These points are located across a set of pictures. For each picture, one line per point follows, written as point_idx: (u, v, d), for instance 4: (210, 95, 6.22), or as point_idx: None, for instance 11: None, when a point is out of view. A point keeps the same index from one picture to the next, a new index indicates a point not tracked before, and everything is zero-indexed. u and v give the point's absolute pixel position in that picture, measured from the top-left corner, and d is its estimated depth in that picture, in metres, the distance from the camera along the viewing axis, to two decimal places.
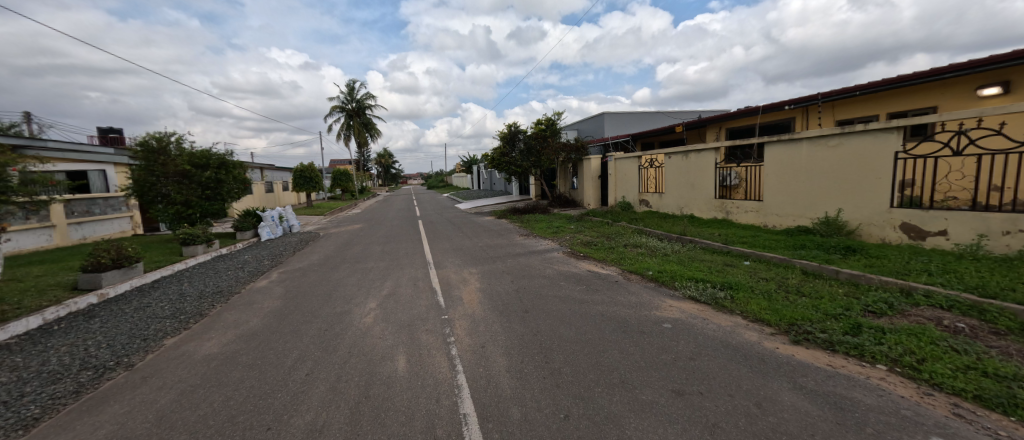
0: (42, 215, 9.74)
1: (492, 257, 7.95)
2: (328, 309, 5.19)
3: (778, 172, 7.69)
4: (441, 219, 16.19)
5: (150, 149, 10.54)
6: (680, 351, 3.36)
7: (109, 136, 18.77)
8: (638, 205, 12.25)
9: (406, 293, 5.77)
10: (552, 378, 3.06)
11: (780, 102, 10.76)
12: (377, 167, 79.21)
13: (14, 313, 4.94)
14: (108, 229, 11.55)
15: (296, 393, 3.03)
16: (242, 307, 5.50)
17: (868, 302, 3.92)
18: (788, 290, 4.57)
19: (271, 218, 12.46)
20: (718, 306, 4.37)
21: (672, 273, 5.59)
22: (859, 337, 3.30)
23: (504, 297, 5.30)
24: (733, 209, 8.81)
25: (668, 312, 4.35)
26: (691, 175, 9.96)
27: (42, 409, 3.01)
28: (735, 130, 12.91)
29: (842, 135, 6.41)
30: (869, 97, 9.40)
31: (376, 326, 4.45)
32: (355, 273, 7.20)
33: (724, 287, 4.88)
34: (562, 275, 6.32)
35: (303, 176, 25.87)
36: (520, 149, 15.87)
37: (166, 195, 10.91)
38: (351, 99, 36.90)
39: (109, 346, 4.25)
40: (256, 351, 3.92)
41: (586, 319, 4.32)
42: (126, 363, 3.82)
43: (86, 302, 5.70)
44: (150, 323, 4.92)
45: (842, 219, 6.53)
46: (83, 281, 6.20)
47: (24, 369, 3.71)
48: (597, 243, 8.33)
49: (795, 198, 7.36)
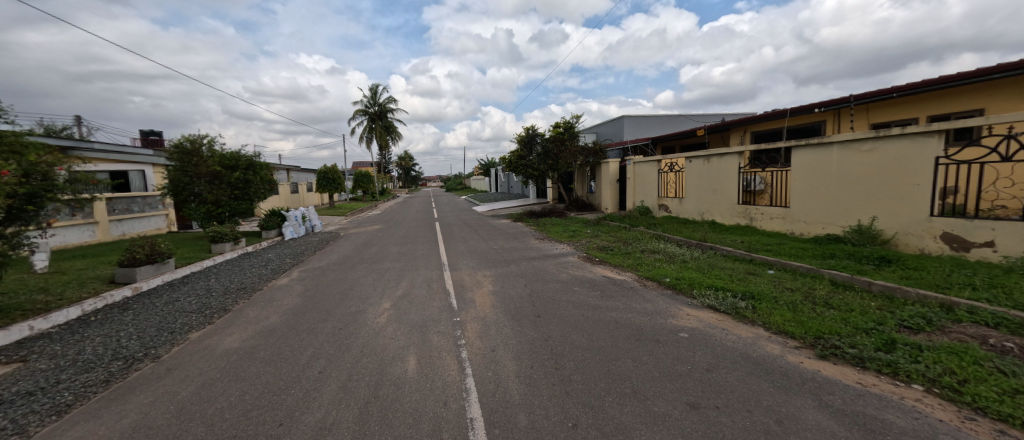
0: (86, 213, 10.38)
1: (507, 260, 7.93)
2: (344, 308, 5.30)
3: (805, 178, 7.29)
4: (458, 221, 16.30)
5: (185, 151, 11.11)
6: (697, 362, 3.24)
7: (150, 138, 19.80)
8: (657, 209, 11.92)
9: (420, 294, 5.82)
10: (562, 385, 3.00)
11: (809, 104, 10.31)
12: (398, 169, 81.20)
13: (57, 304, 5.28)
14: (145, 226, 12.22)
15: (309, 390, 3.10)
16: (262, 303, 5.69)
17: (903, 316, 3.65)
18: (815, 301, 4.33)
19: (294, 217, 12.89)
20: (738, 316, 4.18)
21: (690, 281, 5.41)
22: (893, 354, 3.09)
23: (517, 301, 5.27)
24: (757, 215, 8.40)
25: (685, 320, 4.19)
26: (713, 180, 9.66)
27: (74, 397, 3.18)
28: (761, 134, 12.43)
29: (876, 139, 6.03)
30: (908, 99, 8.90)
31: (389, 326, 4.51)
32: (371, 273, 7.33)
33: (745, 297, 4.67)
34: (576, 280, 6.23)
35: (326, 177, 26.66)
36: (538, 153, 15.83)
37: (198, 194, 11.44)
38: (374, 103, 37.95)
39: (139, 337, 4.46)
40: (273, 348, 4.04)
41: (599, 325, 4.23)
42: (153, 355, 4.00)
43: (121, 295, 6.00)
44: (178, 317, 5.15)
45: (876, 228, 6.09)
46: (119, 274, 6.48)
47: (62, 357, 3.94)
48: (614, 248, 8.17)
49: (824, 205, 6.94)
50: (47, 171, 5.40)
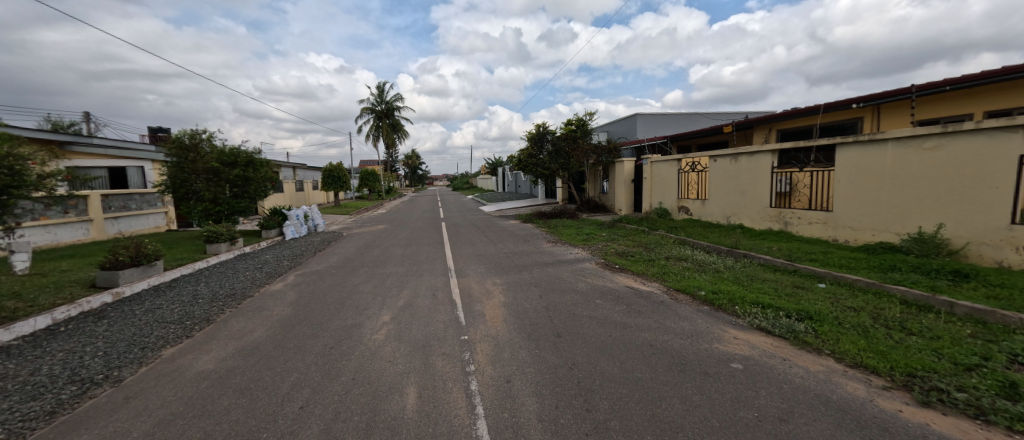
0: (80, 210, 9.98)
1: (518, 266, 7.32)
2: (338, 321, 4.72)
3: (851, 179, 6.54)
4: (465, 222, 15.72)
5: (182, 146, 10.65)
6: (764, 407, 2.59)
7: (157, 135, 19.52)
8: (677, 212, 11.20)
9: (424, 305, 5.24)
10: (598, 436, 2.38)
11: (845, 100, 9.55)
12: (405, 168, 81.09)
13: (25, 312, 4.78)
14: (144, 224, 11.86)
15: (284, 434, 2.51)
16: (250, 313, 5.14)
17: (1014, 350, 2.96)
18: (889, 325, 3.65)
19: (296, 217, 12.43)
20: (799, 342, 3.52)
21: (730, 295, 4.74)
22: (1022, 404, 2.41)
23: (532, 316, 4.66)
24: (793, 220, 7.66)
25: (734, 346, 3.54)
26: (741, 181, 8.95)
27: (5, 435, 2.63)
28: (789, 132, 11.62)
29: (943, 135, 5.29)
30: (961, 93, 8.09)
31: (387, 346, 3.92)
32: (372, 279, 6.77)
33: (801, 318, 3.99)
34: (597, 291, 5.57)
35: (331, 175, 26.32)
36: (548, 151, 15.17)
37: (197, 191, 11.01)
38: (381, 101, 37.60)
39: (106, 354, 3.93)
40: (252, 371, 3.46)
41: (631, 350, 3.60)
42: (115, 378, 3.46)
43: (100, 301, 5.50)
44: (154, 329, 4.62)
45: (941, 236, 5.35)
46: (101, 278, 6.01)
47: (11, 379, 3.41)
48: (635, 254, 7.51)
49: (874, 209, 6.19)
50: (14, 164, 4.86)
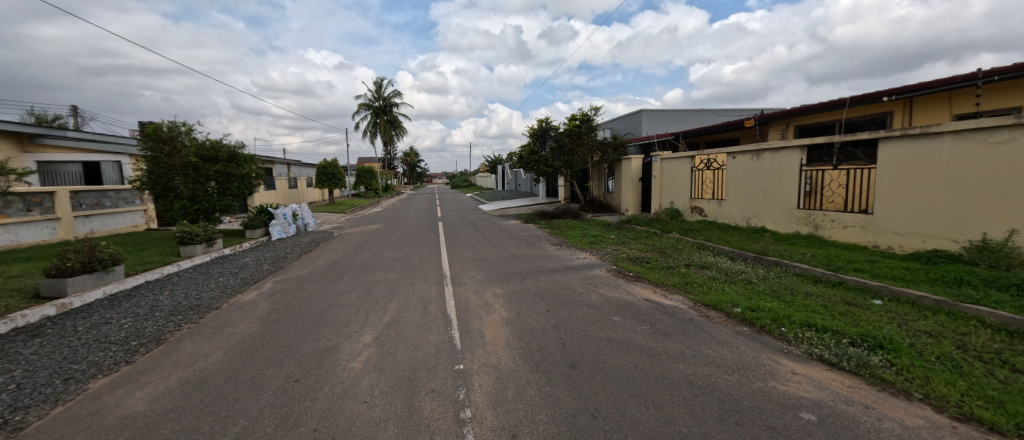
0: (46, 208, 9.21)
1: (520, 272, 6.59)
2: (311, 342, 3.99)
3: (896, 178, 5.84)
4: (464, 222, 14.99)
5: (158, 138, 9.83)
6: None
7: None
8: (689, 212, 10.51)
9: (413, 321, 4.53)
10: None
11: (876, 92, 8.81)
12: (403, 166, 80.33)
13: None
14: (119, 223, 11.11)
15: None
16: (210, 331, 4.40)
17: None
18: (988, 358, 2.95)
19: (282, 216, 11.66)
20: (877, 381, 2.83)
21: (773, 314, 4.03)
22: None
23: (539, 337, 3.95)
24: (824, 223, 6.96)
25: (796, 385, 2.83)
26: (763, 180, 8.24)
27: None
28: (809, 127, 10.88)
29: (1014, 127, 4.59)
30: (1006, 85, 7.40)
31: (364, 378, 3.20)
32: (357, 287, 6.03)
33: (868, 346, 3.29)
34: (612, 305, 4.85)
35: (325, 172, 25.48)
36: (551, 148, 14.43)
37: (174, 188, 10.26)
38: (379, 97, 36.79)
39: (16, 388, 3.17)
40: (190, 417, 2.73)
41: (667, 389, 2.89)
42: (15, 424, 2.71)
43: (38, 315, 4.73)
44: (91, 352, 3.87)
45: (1012, 244, 4.65)
46: (45, 287, 5.26)
47: None
48: (650, 260, 6.80)
49: (926, 213, 5.49)
50: None
